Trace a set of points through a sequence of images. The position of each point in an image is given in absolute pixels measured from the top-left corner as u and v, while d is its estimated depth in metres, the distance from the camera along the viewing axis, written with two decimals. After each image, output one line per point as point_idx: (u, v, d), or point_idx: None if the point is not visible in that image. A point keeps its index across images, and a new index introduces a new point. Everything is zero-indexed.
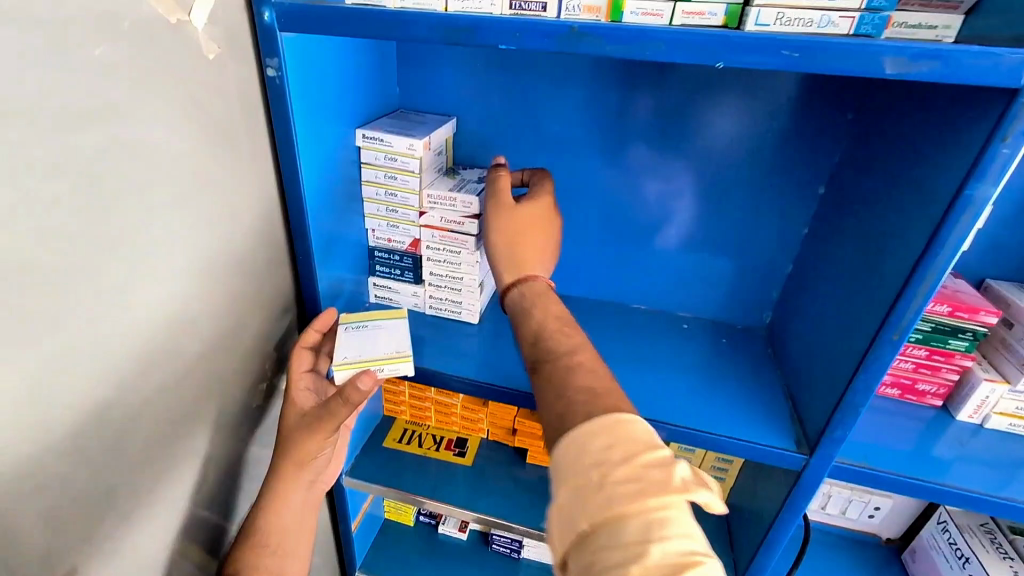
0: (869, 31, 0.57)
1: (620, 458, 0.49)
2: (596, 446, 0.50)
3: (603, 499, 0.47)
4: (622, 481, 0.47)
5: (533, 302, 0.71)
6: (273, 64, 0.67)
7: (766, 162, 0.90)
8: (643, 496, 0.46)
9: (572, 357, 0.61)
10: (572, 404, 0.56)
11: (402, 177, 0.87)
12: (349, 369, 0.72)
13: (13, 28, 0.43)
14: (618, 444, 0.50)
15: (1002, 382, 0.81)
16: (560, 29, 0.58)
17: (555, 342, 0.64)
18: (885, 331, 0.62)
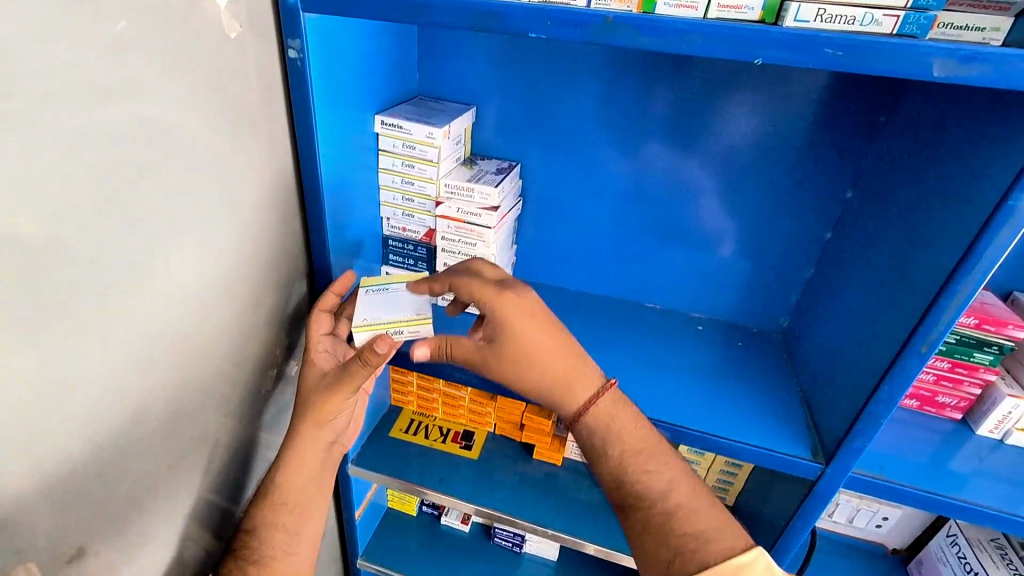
0: (914, 31, 0.55)
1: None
2: None
3: None
4: None
5: (611, 417, 0.70)
6: (295, 46, 0.66)
7: (792, 164, 0.88)
8: None
9: (668, 500, 0.65)
10: (678, 547, 0.62)
11: (420, 166, 0.86)
12: (367, 331, 0.72)
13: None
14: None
15: None
16: (592, 19, 0.56)
17: (640, 491, 0.66)
18: (914, 342, 0.60)
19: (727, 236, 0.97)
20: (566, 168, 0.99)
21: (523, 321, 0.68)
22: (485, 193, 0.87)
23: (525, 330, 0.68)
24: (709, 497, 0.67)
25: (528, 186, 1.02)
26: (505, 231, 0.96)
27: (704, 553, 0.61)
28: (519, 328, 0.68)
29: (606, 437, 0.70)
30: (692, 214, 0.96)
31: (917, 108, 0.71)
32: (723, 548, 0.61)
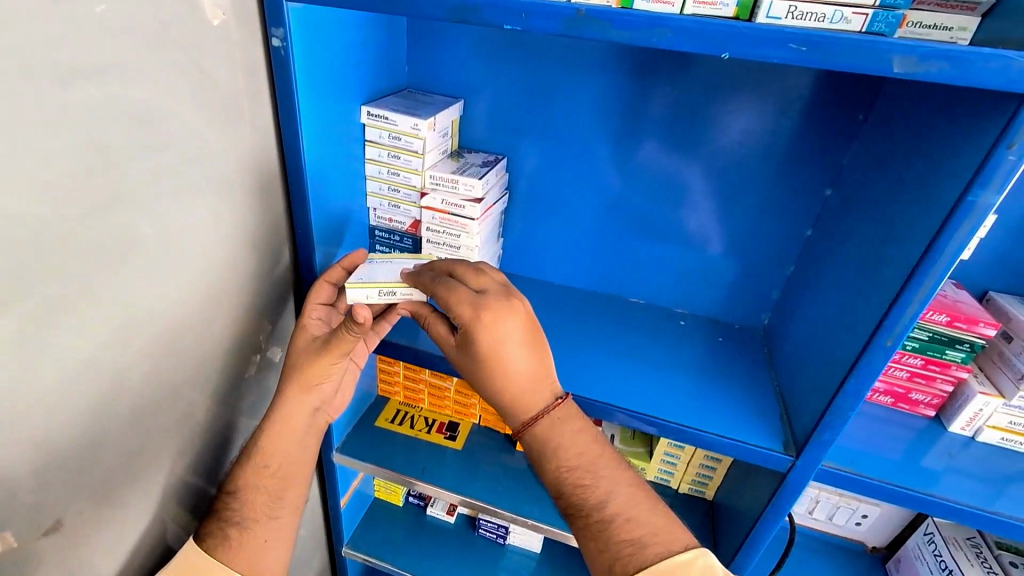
0: (881, 29, 0.56)
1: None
2: None
3: None
4: None
5: (556, 430, 0.70)
6: (279, 34, 0.67)
7: (773, 160, 0.89)
8: None
9: (603, 510, 0.67)
10: (615, 553, 0.65)
11: (405, 157, 0.88)
12: (363, 289, 0.73)
13: None
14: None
15: (996, 396, 0.80)
16: (566, 11, 0.58)
17: (581, 499, 0.68)
18: (879, 335, 0.61)
19: (709, 233, 0.98)
20: (552, 162, 1.00)
21: (500, 341, 0.67)
22: (470, 185, 0.88)
23: (499, 353, 0.68)
24: (651, 500, 0.69)
25: (515, 179, 1.03)
26: (490, 223, 0.97)
27: (640, 556, 0.64)
28: (494, 349, 0.67)
29: (547, 450, 0.71)
30: (675, 210, 0.98)
31: (892, 107, 0.72)
32: (658, 551, 0.64)
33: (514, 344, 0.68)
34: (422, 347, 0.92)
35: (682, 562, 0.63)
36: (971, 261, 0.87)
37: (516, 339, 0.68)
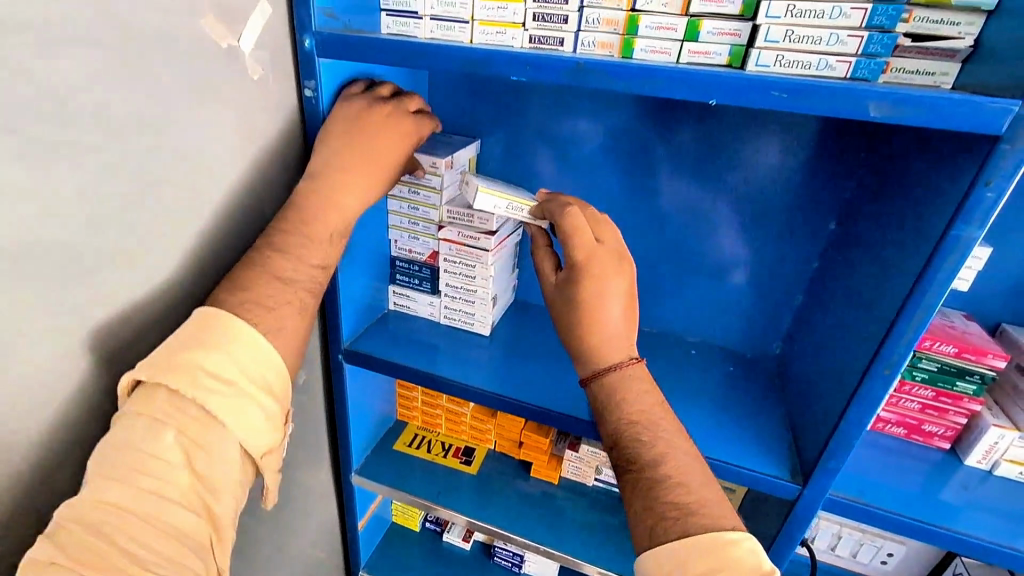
0: (865, 75, 0.60)
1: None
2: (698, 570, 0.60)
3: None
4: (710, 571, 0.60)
5: (621, 388, 0.71)
6: (311, 86, 0.74)
7: (777, 193, 0.92)
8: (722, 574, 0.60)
9: (658, 470, 0.67)
10: (662, 516, 0.65)
11: (424, 193, 0.94)
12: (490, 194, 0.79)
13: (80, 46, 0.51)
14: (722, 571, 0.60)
15: (1011, 429, 0.79)
16: (567, 64, 0.64)
17: (637, 452, 0.69)
18: (876, 363, 0.63)
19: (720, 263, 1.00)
20: None
21: (605, 293, 0.72)
22: (484, 219, 0.92)
23: (601, 305, 0.72)
24: (703, 475, 0.69)
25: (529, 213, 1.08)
26: (504, 255, 1.01)
27: (686, 523, 0.64)
28: (598, 298, 0.72)
29: (612, 405, 0.71)
30: (683, 241, 1.01)
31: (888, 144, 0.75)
32: (706, 522, 0.63)
33: (614, 298, 0.72)
34: (438, 373, 0.96)
35: (730, 539, 0.62)
36: (982, 295, 0.87)
37: (619, 297, 0.72)
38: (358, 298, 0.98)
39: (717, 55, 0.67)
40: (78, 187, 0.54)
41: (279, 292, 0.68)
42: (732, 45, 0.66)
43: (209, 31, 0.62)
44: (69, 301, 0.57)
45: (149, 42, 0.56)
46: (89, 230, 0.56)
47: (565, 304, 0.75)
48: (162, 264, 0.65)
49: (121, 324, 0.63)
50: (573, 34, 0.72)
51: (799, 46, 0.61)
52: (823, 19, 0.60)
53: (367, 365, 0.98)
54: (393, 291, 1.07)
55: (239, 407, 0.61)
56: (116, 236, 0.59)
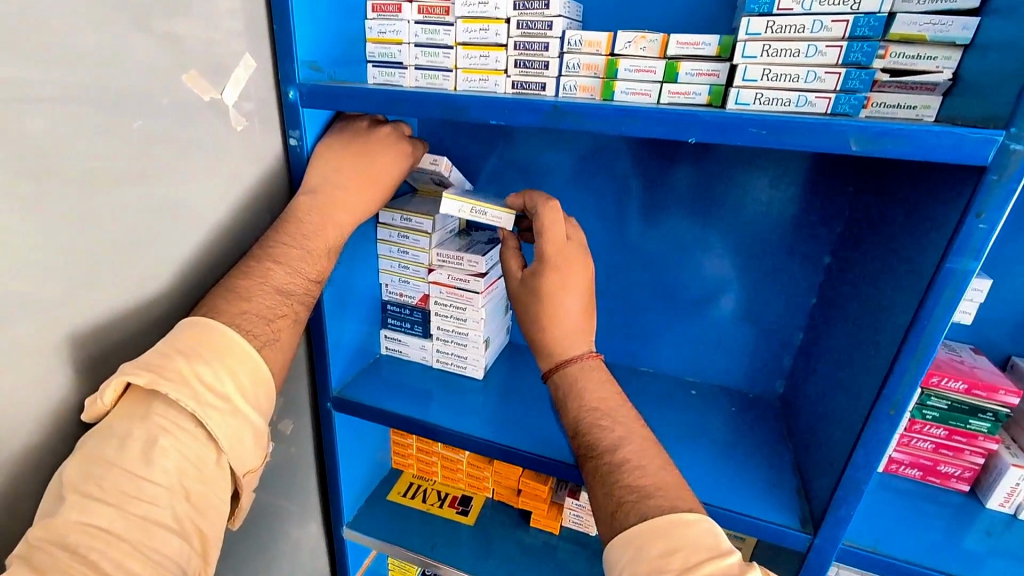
0: (846, 110, 0.59)
1: (680, 568, 0.58)
2: (658, 550, 0.59)
3: (652, 561, 0.59)
4: (672, 556, 0.58)
5: (577, 376, 0.76)
6: (296, 135, 0.75)
7: (769, 228, 0.91)
8: (681, 560, 0.58)
9: (616, 454, 0.69)
10: (623, 500, 0.65)
11: (413, 236, 0.93)
12: (457, 201, 0.80)
13: (59, 104, 0.51)
14: (678, 551, 0.58)
15: None
16: (544, 107, 0.64)
17: (596, 438, 0.71)
18: (881, 404, 0.60)
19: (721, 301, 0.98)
20: None
21: (568, 286, 0.77)
22: (474, 260, 0.91)
23: (559, 298, 0.77)
24: (660, 458, 0.69)
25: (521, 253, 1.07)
26: (494, 295, 1.00)
27: (644, 506, 0.63)
28: (554, 294, 0.77)
29: (572, 391, 0.75)
30: (679, 279, 0.99)
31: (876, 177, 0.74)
32: (662, 504, 0.63)
33: (575, 291, 0.77)
34: (429, 420, 0.93)
35: (686, 521, 0.61)
36: (988, 328, 0.85)
37: (579, 292, 0.77)
38: (348, 344, 0.96)
39: (696, 95, 0.67)
40: (59, 242, 0.54)
41: (276, 303, 0.66)
42: (711, 84, 0.66)
43: (193, 87, 0.63)
44: (43, 357, 0.56)
45: (137, 99, 0.58)
46: (66, 283, 0.56)
47: (532, 298, 0.79)
48: (145, 315, 0.65)
49: (99, 378, 0.62)
50: (554, 79, 0.73)
51: (777, 84, 0.61)
52: (800, 57, 0.60)
53: (357, 413, 0.95)
54: (385, 336, 1.06)
55: (237, 431, 0.57)
56: (96, 289, 0.59)
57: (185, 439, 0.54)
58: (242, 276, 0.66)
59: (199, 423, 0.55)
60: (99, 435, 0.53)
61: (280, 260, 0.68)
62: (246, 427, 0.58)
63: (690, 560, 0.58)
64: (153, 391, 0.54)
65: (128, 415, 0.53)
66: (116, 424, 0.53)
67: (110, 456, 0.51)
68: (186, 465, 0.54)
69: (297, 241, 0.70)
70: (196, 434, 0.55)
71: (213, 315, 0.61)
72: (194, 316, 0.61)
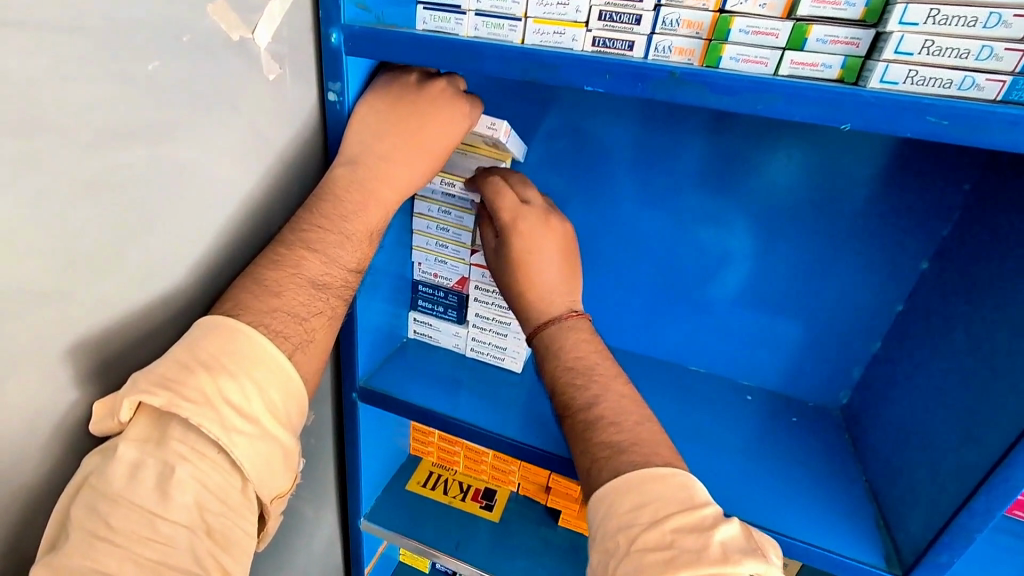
0: (1022, 98, 0.49)
1: (650, 521, 0.52)
2: (625, 506, 0.53)
3: (620, 520, 0.53)
4: (642, 515, 0.52)
5: (554, 339, 0.67)
6: (335, 88, 0.63)
7: (861, 224, 0.80)
8: (654, 518, 0.52)
9: (590, 412, 0.61)
10: (596, 458, 0.59)
11: (457, 213, 0.82)
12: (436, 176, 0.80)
13: (50, 33, 0.39)
14: (648, 503, 0.52)
15: None
16: (656, 73, 0.53)
17: (568, 399, 0.63)
18: (1020, 449, 0.52)
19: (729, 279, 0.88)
20: (609, 222, 0.92)
21: (536, 251, 0.69)
22: None
23: (537, 271, 0.69)
24: (642, 415, 0.62)
25: None
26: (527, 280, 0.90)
27: (616, 463, 0.58)
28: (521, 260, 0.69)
29: (547, 357, 0.67)
30: (745, 276, 0.89)
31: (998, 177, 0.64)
32: (635, 459, 0.57)
33: (548, 255, 0.69)
34: (462, 418, 0.84)
35: (660, 474, 0.55)
36: None
37: (549, 254, 0.69)
38: (377, 328, 0.87)
39: (826, 68, 0.55)
40: (48, 216, 0.43)
41: (311, 298, 0.57)
42: (847, 55, 0.55)
43: (219, 21, 0.50)
44: (34, 359, 0.45)
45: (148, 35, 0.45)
46: (61, 263, 0.45)
47: None
48: (156, 301, 0.54)
49: (101, 377, 0.51)
50: (646, 37, 0.60)
51: (936, 61, 0.50)
52: (976, 28, 0.48)
53: (384, 406, 0.86)
54: (414, 319, 0.96)
55: (267, 455, 0.50)
56: (99, 274, 0.48)
57: (206, 467, 0.47)
58: (269, 266, 0.56)
59: (223, 449, 0.47)
60: (104, 463, 0.46)
61: (320, 247, 0.59)
62: (279, 443, 0.51)
63: (659, 514, 0.52)
64: (169, 411, 0.46)
65: (140, 440, 0.46)
66: (127, 450, 0.46)
67: (118, 489, 0.44)
68: (205, 497, 0.46)
69: (339, 225, 0.60)
70: (220, 462, 0.47)
71: (241, 316, 0.52)
72: (218, 317, 0.52)
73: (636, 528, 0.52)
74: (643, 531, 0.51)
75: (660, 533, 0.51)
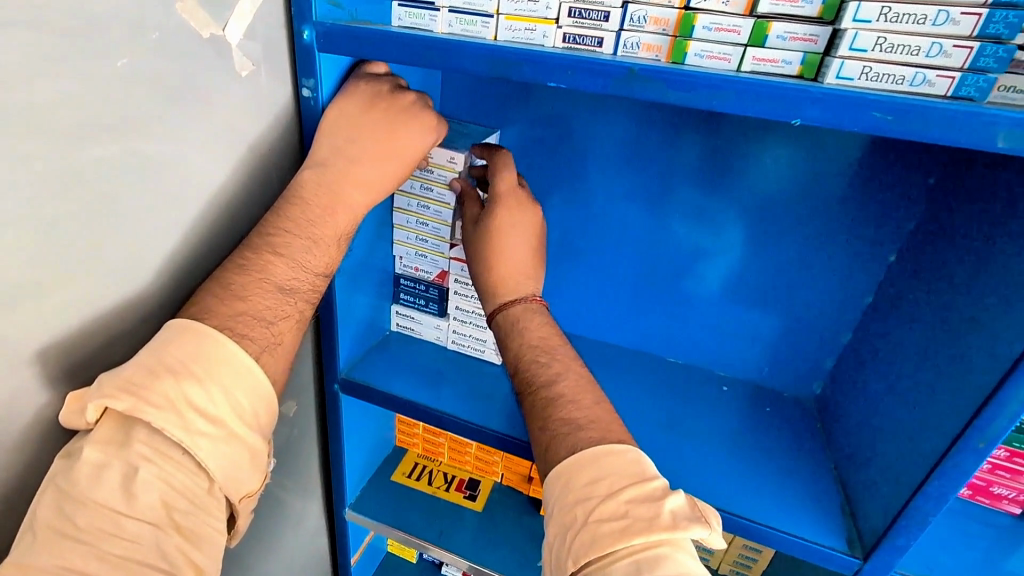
0: (972, 94, 0.50)
1: (606, 493, 0.55)
2: (581, 482, 0.56)
3: (576, 495, 0.56)
4: (599, 489, 0.55)
5: (518, 317, 0.71)
6: (309, 85, 0.64)
7: (830, 218, 0.81)
8: (610, 493, 0.54)
9: (550, 388, 0.64)
10: (553, 436, 0.61)
11: (435, 208, 0.83)
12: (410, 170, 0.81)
13: (19, 31, 0.41)
14: (604, 477, 0.55)
15: None
16: (617, 70, 0.55)
17: (532, 374, 0.66)
18: (970, 435, 0.54)
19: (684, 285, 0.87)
20: (587, 216, 0.93)
21: (516, 229, 0.73)
22: None
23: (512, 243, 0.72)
24: (596, 394, 0.65)
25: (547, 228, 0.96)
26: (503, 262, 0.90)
27: (573, 439, 0.60)
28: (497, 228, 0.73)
29: (511, 331, 0.71)
30: (719, 269, 0.90)
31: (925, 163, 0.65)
32: (591, 437, 0.60)
33: (523, 235, 0.74)
34: (442, 409, 0.86)
35: (613, 450, 0.58)
36: None
37: (523, 235, 0.74)
38: (357, 321, 0.88)
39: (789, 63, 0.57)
40: (21, 208, 0.44)
41: (276, 302, 0.59)
42: (806, 52, 0.56)
43: (189, 19, 0.52)
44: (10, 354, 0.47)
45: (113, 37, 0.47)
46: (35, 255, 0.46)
47: None
48: (130, 294, 0.55)
49: (77, 367, 0.53)
50: (614, 34, 0.61)
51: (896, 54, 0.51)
52: (926, 25, 0.50)
53: (366, 397, 0.88)
54: (396, 313, 0.97)
55: (233, 454, 0.52)
56: (68, 272, 0.49)
57: (171, 467, 0.49)
58: (235, 271, 0.58)
59: (188, 450, 0.50)
60: (71, 463, 0.47)
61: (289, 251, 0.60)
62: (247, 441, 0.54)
63: (614, 486, 0.55)
64: (134, 415, 0.48)
65: (105, 442, 0.48)
66: (92, 451, 0.47)
67: (84, 490, 0.46)
68: (171, 495, 0.49)
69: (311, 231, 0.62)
70: (185, 462, 0.49)
71: (205, 318, 0.54)
72: (185, 321, 0.53)
73: (591, 499, 0.55)
74: (599, 505, 0.54)
75: (616, 504, 0.54)
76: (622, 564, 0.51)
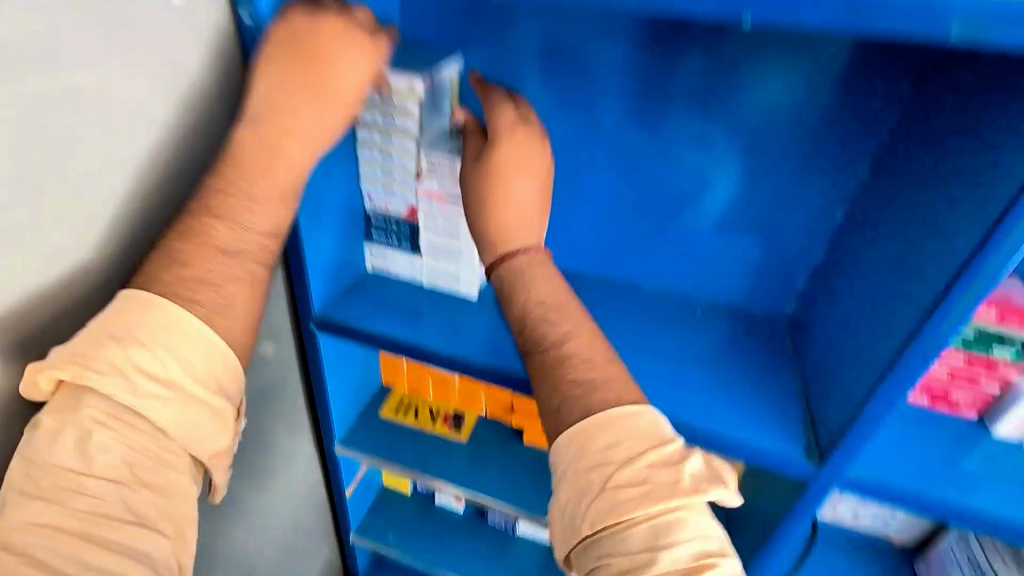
0: None
1: (625, 458, 0.57)
2: (598, 446, 0.58)
3: (591, 459, 0.57)
4: (615, 456, 0.57)
5: (523, 268, 0.68)
6: (246, 9, 0.61)
7: (807, 133, 0.79)
8: (632, 458, 0.56)
9: (561, 348, 0.63)
10: None
11: (398, 138, 0.81)
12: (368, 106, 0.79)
13: None
14: (622, 442, 0.57)
15: None
16: None
17: (543, 332, 0.65)
18: (921, 339, 0.55)
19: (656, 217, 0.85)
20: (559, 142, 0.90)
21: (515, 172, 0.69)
22: None
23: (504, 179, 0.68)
24: (574, 323, 0.65)
25: None
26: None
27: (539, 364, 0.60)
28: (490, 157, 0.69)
29: (517, 286, 0.68)
30: (694, 194, 0.88)
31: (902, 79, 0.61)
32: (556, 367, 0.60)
33: (531, 182, 0.70)
34: (419, 343, 0.87)
35: (630, 412, 0.59)
36: None
37: (528, 181, 0.69)
38: (327, 260, 0.87)
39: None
40: None
41: (223, 266, 0.59)
42: None
43: None
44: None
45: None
46: None
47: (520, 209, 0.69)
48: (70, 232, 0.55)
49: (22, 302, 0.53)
50: None
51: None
52: None
53: (341, 335, 0.89)
54: (369, 250, 0.97)
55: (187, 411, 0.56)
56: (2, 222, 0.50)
57: (127, 431, 0.54)
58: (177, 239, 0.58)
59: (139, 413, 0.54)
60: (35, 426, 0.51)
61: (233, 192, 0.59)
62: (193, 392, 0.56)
63: (635, 452, 0.57)
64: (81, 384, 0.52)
65: (56, 415, 0.52)
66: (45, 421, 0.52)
67: (43, 454, 0.51)
68: (131, 455, 0.54)
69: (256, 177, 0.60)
70: (139, 424, 0.54)
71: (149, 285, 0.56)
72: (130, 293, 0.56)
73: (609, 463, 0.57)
74: (622, 471, 0.56)
75: (635, 468, 0.56)
76: (639, 532, 0.54)
